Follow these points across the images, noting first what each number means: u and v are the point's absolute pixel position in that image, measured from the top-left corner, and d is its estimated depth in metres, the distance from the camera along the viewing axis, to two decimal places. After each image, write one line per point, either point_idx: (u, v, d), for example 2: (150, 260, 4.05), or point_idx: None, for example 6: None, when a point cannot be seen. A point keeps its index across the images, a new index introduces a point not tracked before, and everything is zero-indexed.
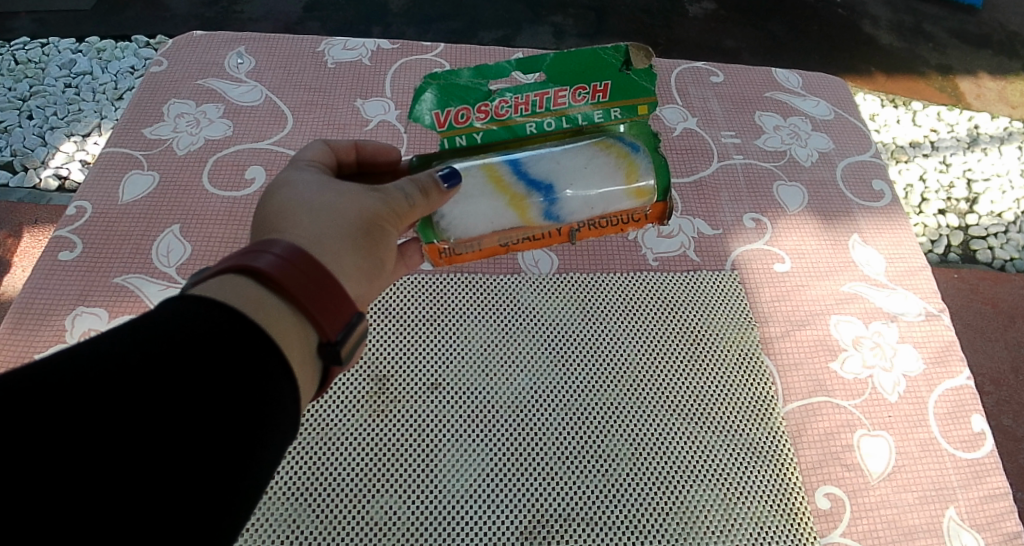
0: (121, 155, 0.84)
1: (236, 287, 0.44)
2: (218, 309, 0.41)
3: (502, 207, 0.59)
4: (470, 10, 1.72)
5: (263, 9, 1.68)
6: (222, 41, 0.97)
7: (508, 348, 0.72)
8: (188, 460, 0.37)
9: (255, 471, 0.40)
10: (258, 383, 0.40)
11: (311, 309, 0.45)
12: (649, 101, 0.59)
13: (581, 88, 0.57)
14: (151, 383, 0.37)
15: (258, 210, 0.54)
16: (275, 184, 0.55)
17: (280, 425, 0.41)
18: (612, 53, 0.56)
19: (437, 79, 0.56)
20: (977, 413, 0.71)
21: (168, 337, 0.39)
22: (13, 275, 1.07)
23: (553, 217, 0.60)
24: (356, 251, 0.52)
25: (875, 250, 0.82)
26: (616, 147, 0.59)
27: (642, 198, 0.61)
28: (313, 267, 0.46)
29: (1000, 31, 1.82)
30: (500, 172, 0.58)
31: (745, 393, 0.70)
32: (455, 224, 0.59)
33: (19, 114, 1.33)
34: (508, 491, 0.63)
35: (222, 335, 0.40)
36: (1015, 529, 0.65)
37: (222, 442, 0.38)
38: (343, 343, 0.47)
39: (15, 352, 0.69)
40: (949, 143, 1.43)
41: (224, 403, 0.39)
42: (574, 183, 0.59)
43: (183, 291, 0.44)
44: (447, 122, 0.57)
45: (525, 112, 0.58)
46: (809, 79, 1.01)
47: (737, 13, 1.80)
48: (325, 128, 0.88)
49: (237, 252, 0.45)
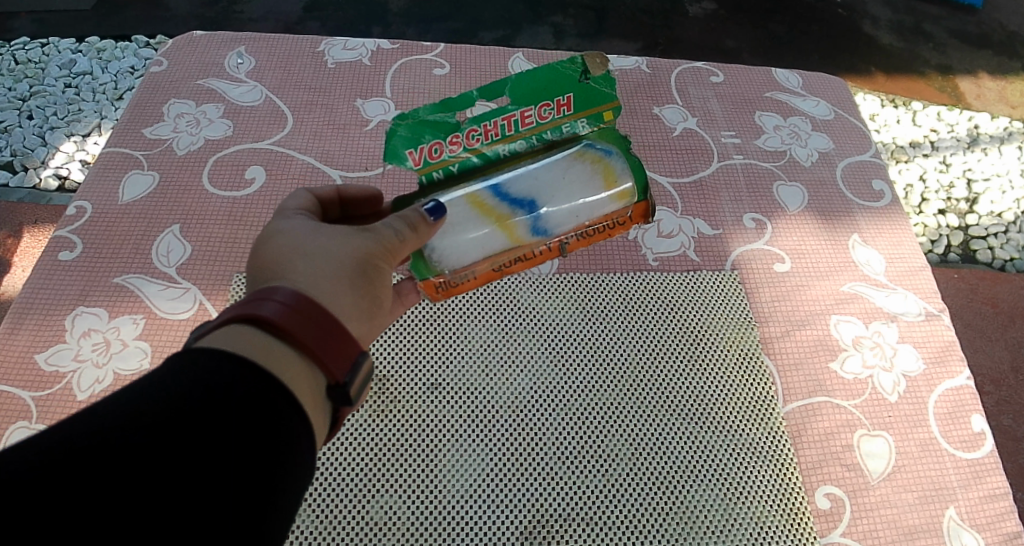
0: (121, 155, 0.84)
1: (242, 337, 0.43)
2: (227, 359, 0.41)
3: (488, 231, 0.59)
4: (470, 10, 1.72)
5: (263, 9, 1.68)
6: (222, 41, 0.97)
7: (509, 348, 0.72)
8: (211, 503, 0.36)
9: (288, 476, 0.40)
10: (268, 419, 0.40)
11: (315, 352, 0.44)
12: (613, 107, 0.59)
13: (545, 104, 0.57)
14: (167, 433, 0.37)
15: (253, 259, 0.53)
16: (268, 232, 0.54)
17: (300, 452, 0.41)
18: (568, 66, 0.56)
19: (405, 118, 0.57)
20: (977, 413, 0.71)
21: (181, 385, 0.38)
22: (13, 276, 1.07)
23: (542, 233, 0.60)
24: (353, 290, 0.51)
25: (875, 250, 0.82)
26: (589, 153, 0.59)
27: (624, 199, 0.60)
28: (316, 310, 0.45)
29: (999, 30, 1.82)
30: (481, 198, 0.58)
31: (746, 392, 0.70)
32: (446, 255, 0.59)
33: (19, 114, 1.33)
34: (508, 491, 0.63)
35: (233, 381, 0.40)
36: (1014, 529, 0.65)
37: (242, 477, 0.38)
38: (351, 384, 0.46)
39: (15, 352, 0.69)
40: (948, 143, 1.43)
41: (237, 442, 0.38)
42: (555, 196, 0.59)
43: (188, 345, 0.43)
44: (423, 159, 0.58)
45: (495, 137, 0.58)
46: (809, 78, 1.00)
47: (737, 13, 1.79)
48: (325, 129, 0.88)
49: (239, 302, 0.44)
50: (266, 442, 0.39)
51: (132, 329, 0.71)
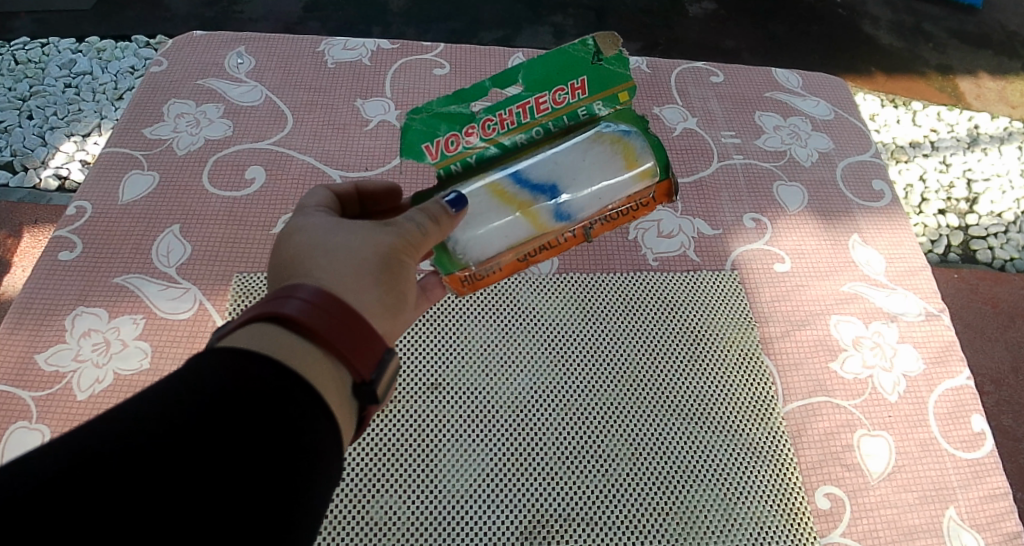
0: (121, 155, 0.84)
1: (268, 335, 0.43)
2: (252, 360, 0.40)
3: (511, 219, 0.58)
4: (470, 10, 1.72)
5: (263, 8, 1.68)
6: (222, 41, 0.97)
7: (509, 348, 0.72)
8: (241, 503, 0.36)
9: (307, 475, 0.39)
10: (293, 419, 0.39)
11: (340, 349, 0.44)
12: (628, 87, 0.59)
13: (559, 89, 0.58)
14: (190, 439, 0.36)
15: (275, 259, 0.53)
16: (287, 231, 0.54)
17: (322, 452, 0.40)
18: (580, 48, 0.57)
19: (419, 113, 0.58)
20: (977, 413, 0.71)
21: (200, 387, 0.38)
22: (13, 276, 1.07)
23: (566, 218, 0.59)
24: (377, 286, 0.51)
25: (875, 250, 0.82)
26: (608, 134, 0.58)
27: (646, 178, 0.59)
28: (340, 308, 0.45)
29: (999, 30, 1.82)
30: (502, 186, 0.58)
31: (746, 392, 0.70)
32: (470, 246, 0.58)
33: (19, 114, 1.33)
34: (508, 491, 0.63)
35: (261, 382, 0.39)
36: (1014, 529, 0.65)
37: (268, 477, 0.37)
38: (378, 381, 0.46)
39: (15, 352, 0.69)
40: (949, 143, 1.43)
41: (263, 443, 0.38)
42: (577, 180, 0.58)
43: (215, 343, 0.44)
44: (439, 153, 0.58)
45: (511, 126, 0.58)
46: (809, 78, 1.00)
47: (738, 12, 1.79)
48: (325, 129, 0.88)
49: (263, 300, 0.45)
50: (293, 441, 0.38)
51: (132, 329, 0.71)
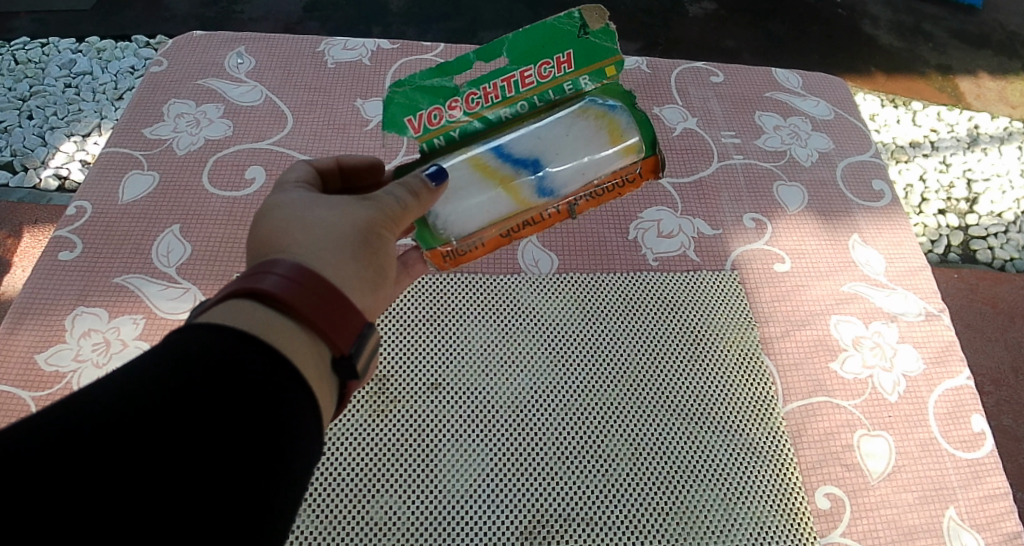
0: (121, 155, 0.84)
1: (242, 311, 0.42)
2: (233, 337, 0.40)
3: (492, 194, 0.59)
4: (469, 11, 1.72)
5: (263, 8, 1.68)
6: (222, 41, 0.97)
7: (509, 348, 0.72)
8: (214, 497, 0.36)
9: (286, 462, 0.39)
10: (273, 401, 0.39)
11: (322, 327, 0.44)
12: (615, 61, 0.58)
13: (545, 63, 0.57)
14: (170, 422, 0.36)
15: (252, 234, 0.53)
16: (266, 206, 0.54)
17: (303, 433, 0.40)
18: (566, 21, 0.56)
19: (401, 85, 0.56)
20: (977, 413, 0.71)
21: (183, 369, 0.38)
22: (13, 276, 1.07)
23: (548, 193, 0.60)
24: (356, 259, 0.51)
25: (875, 250, 0.82)
26: (593, 109, 0.59)
27: (631, 154, 0.60)
28: (319, 283, 0.45)
29: (999, 30, 1.82)
30: (484, 160, 0.58)
31: (746, 393, 0.70)
32: (451, 220, 0.59)
33: (19, 114, 1.33)
34: (508, 491, 0.63)
35: (245, 362, 0.39)
36: (1014, 529, 0.65)
37: (240, 461, 0.37)
38: (356, 356, 0.46)
39: (15, 352, 0.69)
40: (949, 143, 1.43)
41: (232, 416, 0.37)
42: (560, 154, 0.59)
43: (190, 320, 0.43)
44: (422, 127, 0.57)
45: (495, 99, 0.58)
46: (809, 78, 1.00)
47: (738, 12, 1.79)
48: (325, 129, 0.88)
49: (240, 277, 0.44)
50: (273, 422, 0.39)
51: (132, 330, 0.71)
